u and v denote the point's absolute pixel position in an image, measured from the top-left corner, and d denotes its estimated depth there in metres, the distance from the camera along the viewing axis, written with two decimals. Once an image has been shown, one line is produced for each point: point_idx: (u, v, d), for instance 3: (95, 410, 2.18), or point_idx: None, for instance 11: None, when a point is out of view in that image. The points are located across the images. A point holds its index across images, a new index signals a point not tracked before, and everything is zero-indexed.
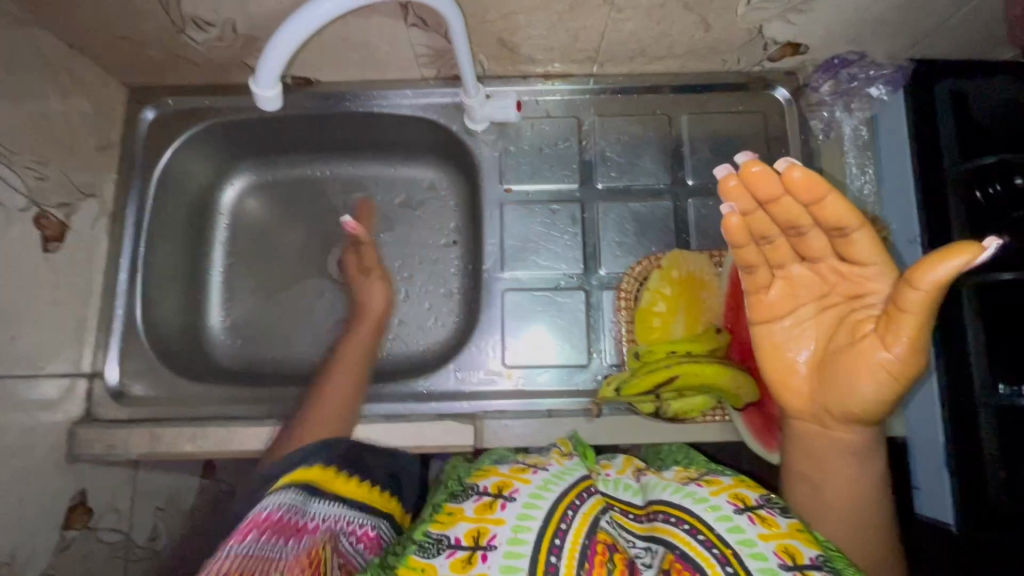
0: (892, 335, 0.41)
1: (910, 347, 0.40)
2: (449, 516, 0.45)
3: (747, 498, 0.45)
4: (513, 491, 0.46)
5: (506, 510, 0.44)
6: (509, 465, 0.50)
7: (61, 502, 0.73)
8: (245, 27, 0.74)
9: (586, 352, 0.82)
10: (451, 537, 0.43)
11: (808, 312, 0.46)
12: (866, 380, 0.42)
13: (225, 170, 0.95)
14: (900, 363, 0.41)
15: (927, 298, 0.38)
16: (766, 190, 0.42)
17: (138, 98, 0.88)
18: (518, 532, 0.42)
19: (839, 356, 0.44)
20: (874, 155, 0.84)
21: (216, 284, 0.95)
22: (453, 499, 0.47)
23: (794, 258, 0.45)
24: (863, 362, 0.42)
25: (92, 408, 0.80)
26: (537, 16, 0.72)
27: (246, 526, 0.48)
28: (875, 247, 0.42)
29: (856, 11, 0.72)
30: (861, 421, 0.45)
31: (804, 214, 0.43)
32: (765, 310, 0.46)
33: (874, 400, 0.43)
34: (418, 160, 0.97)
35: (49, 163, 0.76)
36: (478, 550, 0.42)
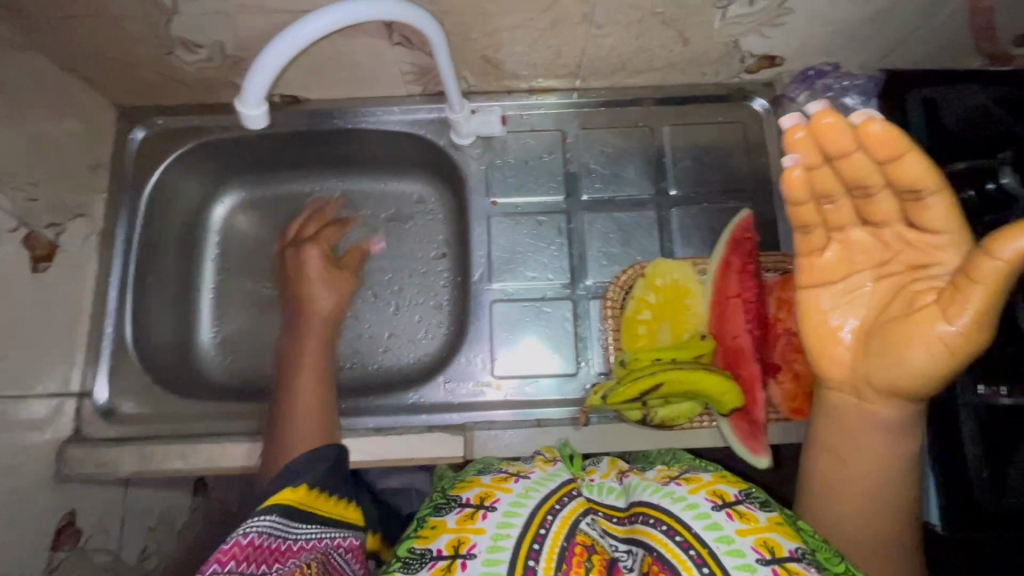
0: (953, 308, 0.40)
1: (973, 323, 0.39)
2: (432, 529, 0.47)
3: (726, 495, 0.45)
4: (494, 501, 0.47)
5: (486, 519, 0.46)
6: (491, 475, 0.51)
7: (48, 523, 0.73)
8: (233, 48, 0.76)
9: (575, 361, 0.82)
10: (434, 550, 0.45)
11: (864, 278, 0.46)
12: (918, 351, 0.42)
13: (214, 188, 0.96)
14: (960, 338, 0.40)
15: (1003, 270, 0.37)
16: (839, 145, 0.43)
17: (128, 118, 0.89)
18: (498, 540, 0.44)
19: (892, 325, 0.44)
20: None
21: (207, 301, 0.95)
22: (436, 513, 0.48)
23: (857, 221, 0.46)
24: (919, 332, 0.42)
25: (81, 427, 0.80)
26: (520, 34, 0.74)
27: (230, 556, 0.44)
28: (949, 216, 0.42)
29: (827, 24, 0.75)
30: (902, 394, 0.45)
31: (877, 174, 0.44)
32: (819, 271, 0.47)
33: (921, 372, 0.42)
34: (407, 175, 0.99)
35: (40, 183, 0.76)
36: (458, 559, 0.43)
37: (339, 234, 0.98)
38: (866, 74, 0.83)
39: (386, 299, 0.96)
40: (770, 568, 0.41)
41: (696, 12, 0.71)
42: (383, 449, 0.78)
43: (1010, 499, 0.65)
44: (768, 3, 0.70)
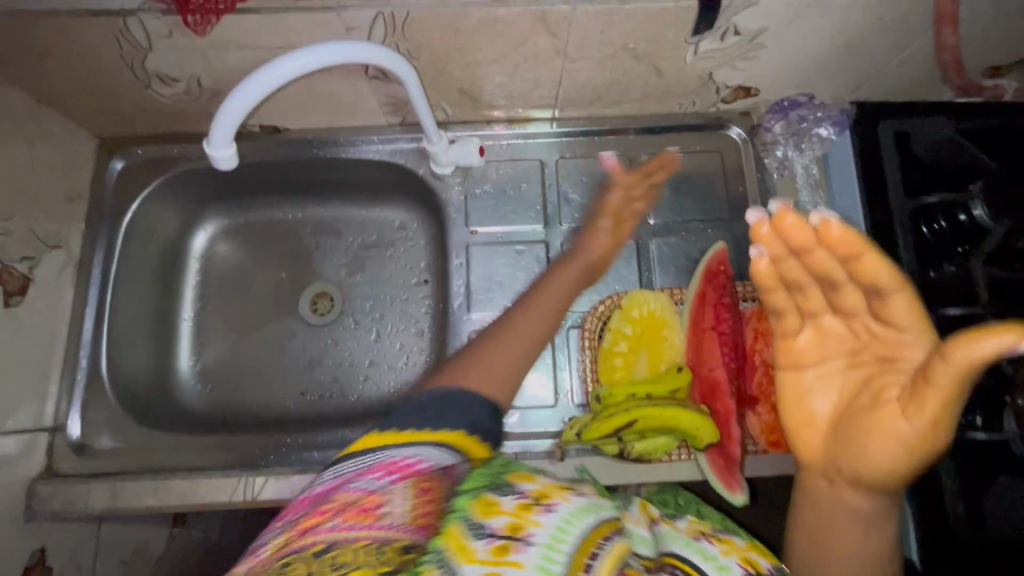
0: (914, 406, 0.38)
1: (931, 422, 0.37)
2: (486, 506, 0.35)
3: (761, 567, 0.37)
4: (553, 503, 0.35)
5: (547, 516, 0.34)
6: (547, 477, 0.39)
7: (16, 562, 0.71)
8: (210, 81, 0.76)
9: (554, 393, 0.82)
10: (490, 527, 0.33)
11: (835, 367, 0.44)
12: (878, 446, 0.40)
13: (195, 217, 0.96)
14: (919, 437, 0.39)
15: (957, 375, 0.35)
16: (802, 240, 0.41)
17: (109, 148, 0.89)
18: (555, 545, 0.32)
19: (856, 416, 0.42)
20: (826, 192, 0.86)
21: (186, 330, 0.94)
22: (492, 489, 0.36)
23: (826, 310, 0.44)
24: (879, 427, 0.40)
25: (53, 461, 0.79)
26: (495, 67, 0.75)
27: (381, 462, 0.40)
28: (914, 312, 0.40)
29: (797, 58, 0.76)
30: (870, 485, 0.42)
31: (841, 267, 0.41)
32: (791, 357, 0.45)
33: (885, 467, 0.40)
34: (388, 201, 0.98)
35: (14, 217, 0.76)
36: (516, 543, 0.32)
37: (322, 261, 0.99)
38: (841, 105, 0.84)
39: (368, 326, 0.96)
40: None
41: (667, 46, 0.72)
42: None
43: (989, 530, 0.64)
44: (738, 39, 0.71)
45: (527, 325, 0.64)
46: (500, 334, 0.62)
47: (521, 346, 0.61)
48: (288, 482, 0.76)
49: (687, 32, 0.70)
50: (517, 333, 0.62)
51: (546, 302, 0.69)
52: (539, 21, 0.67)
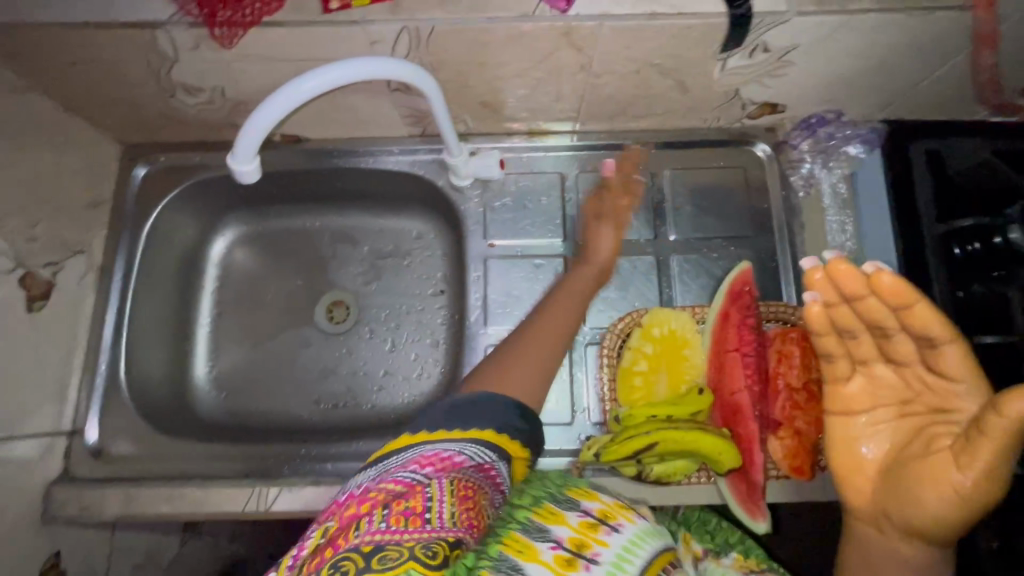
0: (966, 456, 0.41)
1: (984, 472, 0.40)
2: (551, 514, 0.50)
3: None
4: (617, 524, 0.51)
5: (609, 536, 0.49)
6: (610, 498, 0.55)
7: (31, 566, 0.72)
8: (233, 92, 0.76)
9: (570, 410, 0.81)
10: (555, 535, 0.48)
11: (887, 414, 0.48)
12: (932, 494, 0.43)
13: (215, 223, 0.97)
14: (971, 487, 0.41)
15: (1008, 427, 0.38)
16: (854, 288, 0.46)
17: (131, 155, 0.90)
18: (620, 562, 0.47)
19: (909, 463, 0.45)
20: (854, 211, 0.84)
21: (203, 336, 0.95)
22: (559, 504, 0.51)
23: (879, 358, 0.48)
24: (932, 475, 0.43)
25: (70, 466, 0.79)
26: (517, 82, 0.74)
27: (424, 454, 0.47)
28: (966, 365, 0.44)
29: (827, 75, 0.74)
30: (921, 536, 0.44)
31: (893, 317, 0.46)
32: (844, 401, 0.49)
33: (938, 517, 0.43)
34: (406, 211, 0.98)
35: (39, 223, 0.77)
36: (580, 558, 0.46)
37: (339, 269, 0.99)
38: (870, 124, 0.83)
39: (383, 336, 0.96)
40: None
41: (693, 63, 0.71)
42: None
43: None
44: (767, 57, 0.70)
45: (540, 343, 0.66)
46: (525, 350, 0.64)
47: (540, 366, 0.63)
48: (303, 495, 0.77)
49: (715, 50, 0.68)
50: (533, 348, 0.64)
51: (563, 314, 0.71)
52: (565, 37, 0.66)
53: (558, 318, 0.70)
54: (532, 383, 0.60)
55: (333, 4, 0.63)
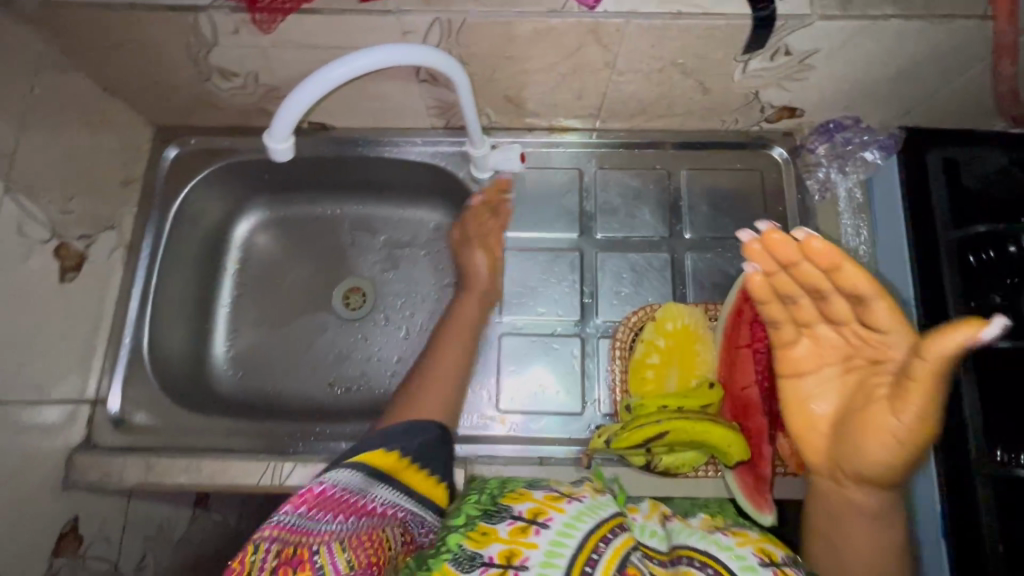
0: (901, 405, 0.42)
1: (918, 418, 0.41)
2: (483, 535, 0.46)
3: (773, 553, 0.46)
4: (547, 518, 0.47)
5: (540, 535, 0.45)
6: (543, 491, 0.51)
7: (52, 529, 0.74)
8: (266, 78, 0.79)
9: (581, 401, 0.82)
10: (485, 555, 0.44)
11: (832, 372, 0.48)
12: (875, 445, 0.44)
13: (240, 206, 0.99)
14: (908, 433, 0.42)
15: (930, 369, 0.39)
16: (787, 254, 0.45)
17: (163, 136, 0.92)
18: (552, 557, 0.44)
19: (853, 417, 0.46)
20: (869, 217, 0.85)
21: (223, 316, 0.98)
22: (487, 518, 0.48)
23: (818, 319, 0.47)
24: (873, 427, 0.44)
25: (92, 434, 0.81)
26: (541, 77, 0.76)
27: (299, 495, 0.49)
28: (897, 316, 0.43)
29: (846, 80, 0.76)
30: (873, 482, 0.47)
31: (824, 277, 0.44)
32: (792, 365, 0.49)
33: (884, 463, 0.44)
34: (425, 203, 1.00)
35: (75, 197, 0.79)
36: (511, 569, 0.43)
37: (359, 256, 1.01)
38: (888, 132, 0.84)
39: (398, 324, 0.97)
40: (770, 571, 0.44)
41: (715, 64, 0.73)
42: None
43: None
44: (788, 60, 0.71)
45: (437, 379, 0.75)
46: (418, 387, 0.74)
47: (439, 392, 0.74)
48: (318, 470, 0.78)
49: (737, 51, 0.70)
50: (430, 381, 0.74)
51: (451, 346, 0.79)
52: (592, 33, 0.68)
53: (450, 349, 0.79)
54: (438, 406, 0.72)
55: None
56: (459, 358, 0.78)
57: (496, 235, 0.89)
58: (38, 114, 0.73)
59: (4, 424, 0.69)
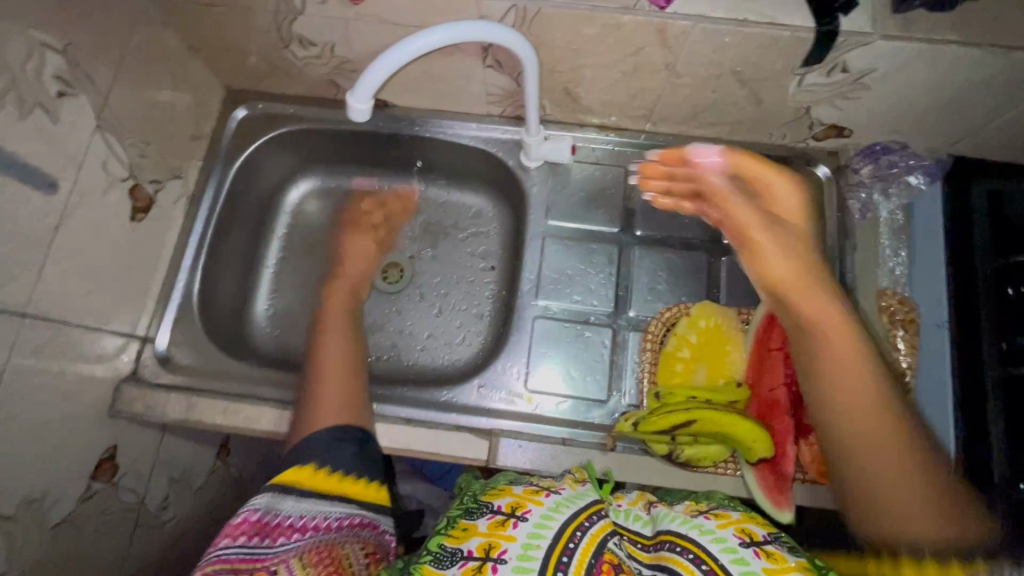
0: (782, 232, 0.71)
1: (794, 243, 0.70)
2: (464, 532, 0.52)
3: (754, 535, 0.50)
4: (526, 512, 0.53)
5: (518, 528, 0.51)
6: (523, 487, 0.57)
7: (94, 453, 0.77)
8: (342, 49, 0.83)
9: (607, 389, 0.84)
10: (464, 550, 0.50)
11: (765, 232, 0.71)
12: (787, 269, 0.68)
13: (295, 173, 1.04)
14: (795, 254, 0.69)
15: (771, 202, 0.74)
16: (682, 162, 0.80)
17: (232, 98, 0.97)
18: (528, 550, 0.49)
19: (781, 257, 0.69)
20: (909, 239, 0.85)
21: (267, 274, 1.02)
22: (469, 517, 0.54)
23: (739, 199, 0.74)
24: (787, 255, 0.69)
25: (139, 369, 0.85)
26: (602, 73, 0.80)
27: (235, 525, 0.54)
28: (767, 180, 0.73)
29: (899, 103, 0.78)
30: (822, 309, 0.65)
31: (724, 169, 0.76)
32: (745, 235, 0.73)
33: (799, 282, 0.68)
34: (471, 188, 1.04)
35: (152, 144, 0.84)
36: (489, 561, 0.48)
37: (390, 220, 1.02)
38: (933, 157, 0.86)
39: (432, 301, 1.00)
40: (750, 549, 0.49)
41: (773, 75, 0.75)
42: (413, 437, 0.79)
43: None
44: (843, 78, 0.74)
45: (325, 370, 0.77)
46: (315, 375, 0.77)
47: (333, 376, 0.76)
48: None
49: (796, 63, 0.73)
50: (326, 368, 0.77)
51: (332, 330, 0.84)
52: (658, 33, 0.71)
53: (329, 327, 0.84)
54: (337, 388, 0.75)
55: None
56: (342, 338, 0.83)
57: (394, 220, 1.02)
58: (131, 62, 0.78)
59: (66, 346, 0.73)
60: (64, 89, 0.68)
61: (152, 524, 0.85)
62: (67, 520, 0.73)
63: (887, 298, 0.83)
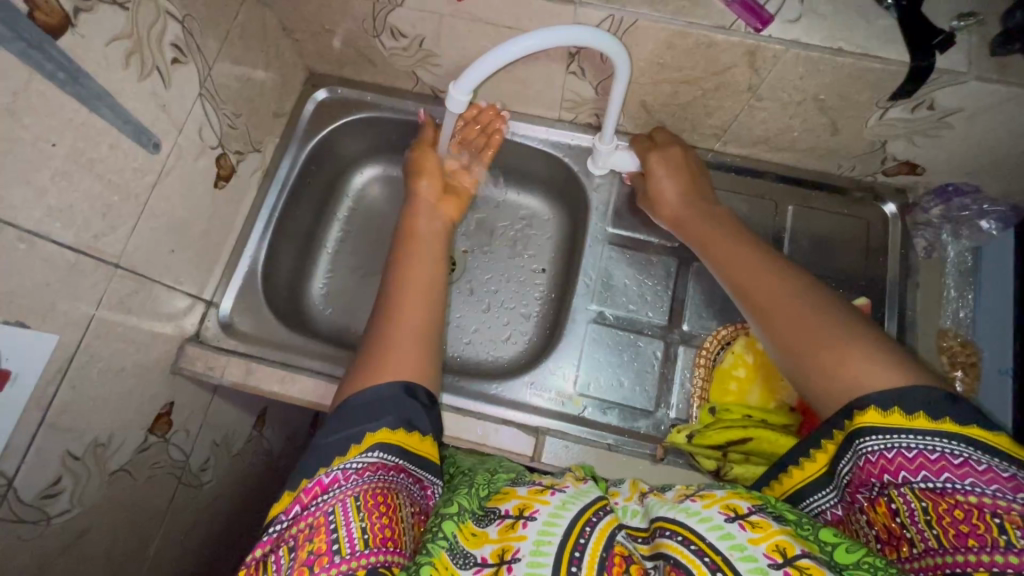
0: (652, 194, 0.85)
1: (664, 196, 0.84)
2: (475, 537, 0.49)
3: (739, 508, 0.48)
4: (534, 512, 0.50)
5: (528, 527, 0.48)
6: (527, 488, 0.54)
7: (154, 407, 0.80)
8: (430, 43, 0.85)
9: (655, 402, 0.84)
10: (478, 556, 0.47)
11: (668, 194, 0.83)
12: (673, 212, 0.83)
13: (363, 159, 1.07)
14: (668, 200, 0.83)
15: (662, 167, 0.84)
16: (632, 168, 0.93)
17: (313, 81, 1.00)
18: (540, 546, 0.46)
19: (681, 210, 0.82)
20: (976, 283, 0.86)
21: (326, 254, 1.05)
22: (478, 522, 0.51)
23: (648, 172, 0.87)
24: (674, 206, 0.83)
25: (202, 330, 0.87)
26: (684, 88, 0.81)
27: (310, 490, 0.50)
28: (643, 152, 0.87)
29: (980, 146, 0.78)
30: (725, 232, 0.73)
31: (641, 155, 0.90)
32: (649, 201, 0.87)
33: (712, 222, 0.76)
34: (530, 189, 1.06)
35: (240, 116, 0.87)
36: (504, 564, 0.46)
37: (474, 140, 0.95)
38: (1007, 203, 0.85)
39: (482, 297, 1.02)
40: (736, 523, 0.46)
41: (855, 106, 0.76)
42: (461, 426, 0.80)
43: None
44: (928, 115, 0.74)
45: (408, 322, 0.65)
46: (396, 321, 0.65)
47: (413, 326, 0.64)
48: None
49: (882, 97, 0.73)
50: (406, 312, 0.66)
51: (418, 271, 0.72)
52: (749, 55, 0.72)
53: (412, 271, 0.71)
54: (417, 344, 0.63)
55: None
56: (426, 285, 0.70)
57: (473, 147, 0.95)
58: (233, 37, 0.81)
59: (144, 300, 0.75)
60: (178, 57, 0.72)
61: (192, 483, 0.89)
62: (124, 468, 0.75)
63: (949, 339, 0.84)
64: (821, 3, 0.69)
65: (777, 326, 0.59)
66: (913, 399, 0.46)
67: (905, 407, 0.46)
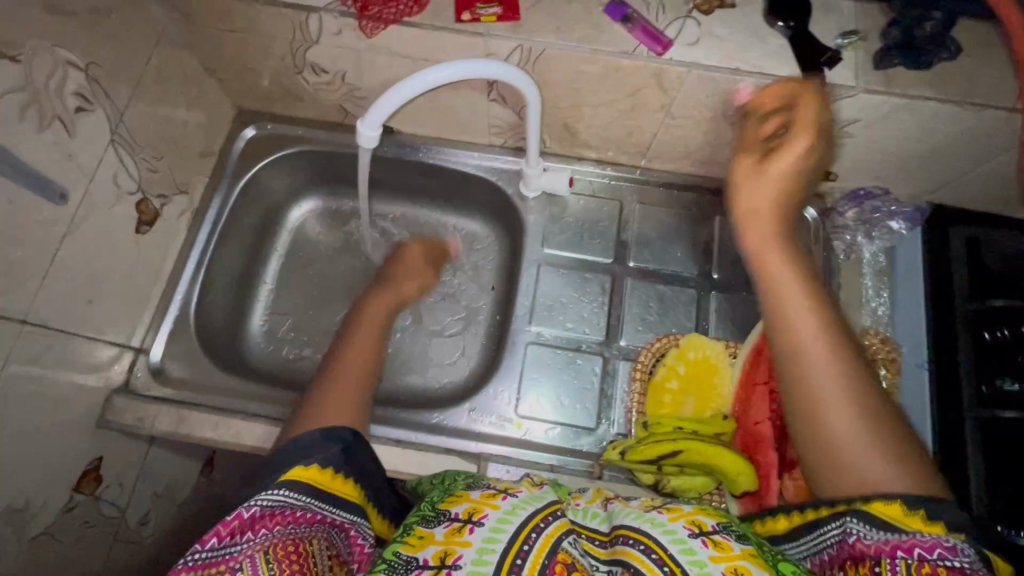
0: (754, 177, 0.60)
1: (770, 192, 0.59)
2: (420, 540, 0.48)
3: (703, 524, 0.47)
4: (482, 517, 0.48)
5: (473, 534, 0.47)
6: (481, 491, 0.52)
7: (79, 464, 0.76)
8: (352, 77, 0.86)
9: (596, 418, 0.85)
10: (420, 560, 0.46)
11: (771, 191, 0.59)
12: (766, 219, 0.59)
13: (298, 193, 1.06)
14: (768, 202, 0.59)
15: (793, 151, 0.58)
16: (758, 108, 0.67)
17: (243, 118, 0.99)
18: (483, 554, 0.45)
19: (767, 224, 0.59)
20: (891, 282, 0.90)
21: (265, 291, 1.03)
22: (425, 524, 0.49)
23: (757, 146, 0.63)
24: (766, 214, 0.59)
25: (132, 380, 0.84)
26: (601, 111, 0.83)
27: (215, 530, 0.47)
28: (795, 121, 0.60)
29: (882, 152, 0.82)
30: (804, 277, 0.57)
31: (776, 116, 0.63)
32: (746, 183, 0.60)
33: (794, 261, 0.58)
34: (467, 213, 1.06)
35: (162, 159, 0.86)
36: (444, 570, 0.44)
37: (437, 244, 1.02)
38: (914, 204, 0.90)
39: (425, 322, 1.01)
40: (698, 540, 0.46)
41: None
42: (401, 459, 0.79)
43: None
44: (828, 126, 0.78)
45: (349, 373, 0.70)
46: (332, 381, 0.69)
47: (359, 370, 0.71)
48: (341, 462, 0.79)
49: None
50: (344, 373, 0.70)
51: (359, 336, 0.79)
52: (656, 77, 0.74)
53: (354, 342, 0.77)
54: (365, 381, 0.71)
55: (465, 16, 0.74)
56: (371, 339, 0.79)
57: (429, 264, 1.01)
58: (147, 81, 0.81)
59: (61, 354, 0.73)
60: (83, 105, 0.71)
61: (131, 539, 0.85)
62: (47, 532, 0.72)
63: (870, 337, 0.84)
64: (717, 26, 0.73)
65: (822, 408, 0.52)
66: (941, 507, 0.45)
67: (928, 511, 0.45)
